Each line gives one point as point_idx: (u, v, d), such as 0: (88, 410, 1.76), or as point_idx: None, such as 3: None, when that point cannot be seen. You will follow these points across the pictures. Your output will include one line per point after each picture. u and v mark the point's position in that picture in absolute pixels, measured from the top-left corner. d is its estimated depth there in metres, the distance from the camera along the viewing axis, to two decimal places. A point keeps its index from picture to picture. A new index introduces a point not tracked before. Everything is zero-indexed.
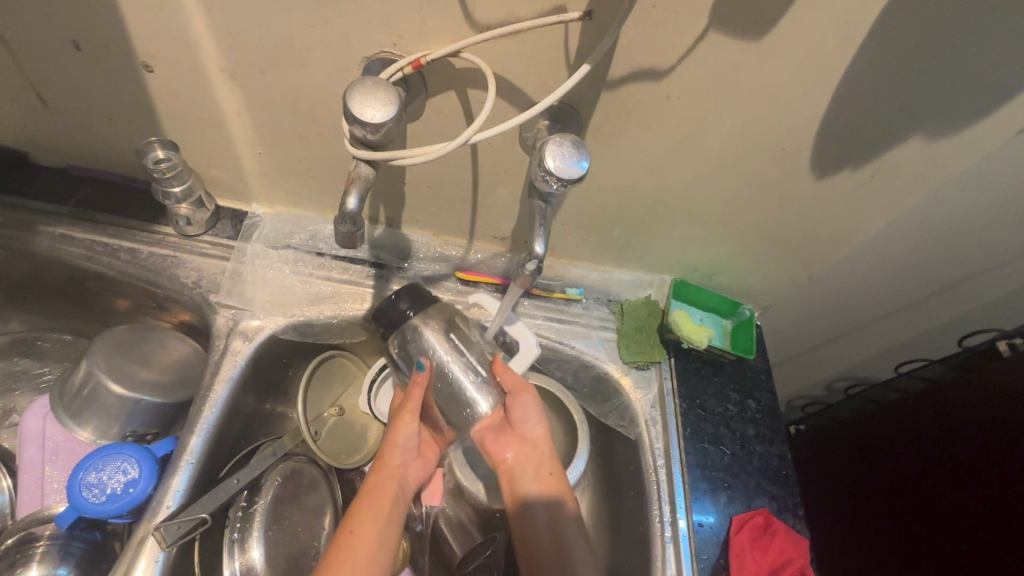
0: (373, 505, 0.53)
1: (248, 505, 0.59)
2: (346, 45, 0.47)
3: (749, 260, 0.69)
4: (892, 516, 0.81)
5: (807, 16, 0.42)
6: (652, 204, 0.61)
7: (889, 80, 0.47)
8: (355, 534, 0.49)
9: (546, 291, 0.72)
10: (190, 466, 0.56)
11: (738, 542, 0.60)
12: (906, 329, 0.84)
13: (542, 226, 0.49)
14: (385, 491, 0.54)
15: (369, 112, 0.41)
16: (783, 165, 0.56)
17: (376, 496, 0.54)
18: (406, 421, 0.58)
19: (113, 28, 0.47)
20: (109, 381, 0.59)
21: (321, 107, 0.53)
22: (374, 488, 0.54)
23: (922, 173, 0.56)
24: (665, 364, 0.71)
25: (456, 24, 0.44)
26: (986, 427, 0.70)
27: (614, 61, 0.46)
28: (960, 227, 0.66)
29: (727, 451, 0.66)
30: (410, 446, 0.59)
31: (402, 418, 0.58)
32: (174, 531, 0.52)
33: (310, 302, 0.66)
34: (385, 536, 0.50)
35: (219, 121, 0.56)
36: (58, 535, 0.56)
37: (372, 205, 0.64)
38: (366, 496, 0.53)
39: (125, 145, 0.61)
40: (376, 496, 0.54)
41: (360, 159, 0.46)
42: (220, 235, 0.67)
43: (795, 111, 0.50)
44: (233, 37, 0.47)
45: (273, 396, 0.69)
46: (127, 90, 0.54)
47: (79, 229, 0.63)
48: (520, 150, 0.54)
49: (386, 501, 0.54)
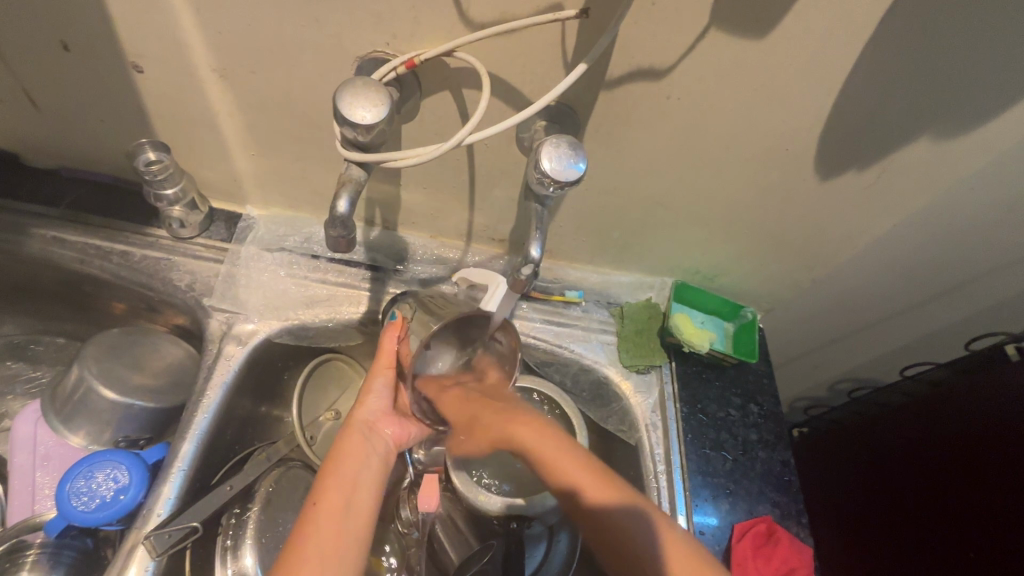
0: (338, 464, 0.49)
1: (241, 512, 0.58)
2: (338, 44, 0.46)
3: (751, 261, 0.68)
4: (895, 522, 0.80)
5: (811, 14, 0.41)
6: (653, 205, 0.60)
7: (898, 79, 0.46)
8: (319, 502, 0.46)
9: (545, 294, 0.71)
10: (181, 473, 0.55)
11: (741, 550, 0.58)
12: (911, 331, 0.83)
13: (538, 229, 0.48)
14: (354, 453, 0.50)
15: (360, 113, 0.40)
16: (787, 165, 0.54)
17: (343, 458, 0.50)
18: (378, 376, 0.55)
19: (101, 28, 0.47)
20: (101, 387, 0.58)
21: (314, 107, 0.52)
22: (343, 451, 0.50)
23: (929, 173, 0.55)
24: (666, 369, 0.70)
25: (449, 22, 0.43)
26: (992, 433, 0.69)
27: (613, 61, 0.45)
28: (968, 229, 0.64)
29: (729, 456, 0.65)
30: (382, 407, 0.55)
31: (376, 374, 0.55)
32: (164, 540, 0.51)
33: (304, 305, 0.65)
34: (355, 504, 0.47)
35: (211, 122, 0.55)
36: (48, 543, 0.55)
37: (367, 206, 0.63)
38: (341, 455, 0.50)
39: (117, 147, 0.60)
40: (344, 454, 0.50)
41: (351, 162, 0.45)
42: (214, 237, 0.66)
43: (799, 110, 0.49)
44: (223, 38, 0.46)
45: (268, 399, 0.68)
46: (117, 91, 0.53)
47: (71, 232, 0.63)
48: (517, 151, 0.53)
49: (359, 459, 0.50)
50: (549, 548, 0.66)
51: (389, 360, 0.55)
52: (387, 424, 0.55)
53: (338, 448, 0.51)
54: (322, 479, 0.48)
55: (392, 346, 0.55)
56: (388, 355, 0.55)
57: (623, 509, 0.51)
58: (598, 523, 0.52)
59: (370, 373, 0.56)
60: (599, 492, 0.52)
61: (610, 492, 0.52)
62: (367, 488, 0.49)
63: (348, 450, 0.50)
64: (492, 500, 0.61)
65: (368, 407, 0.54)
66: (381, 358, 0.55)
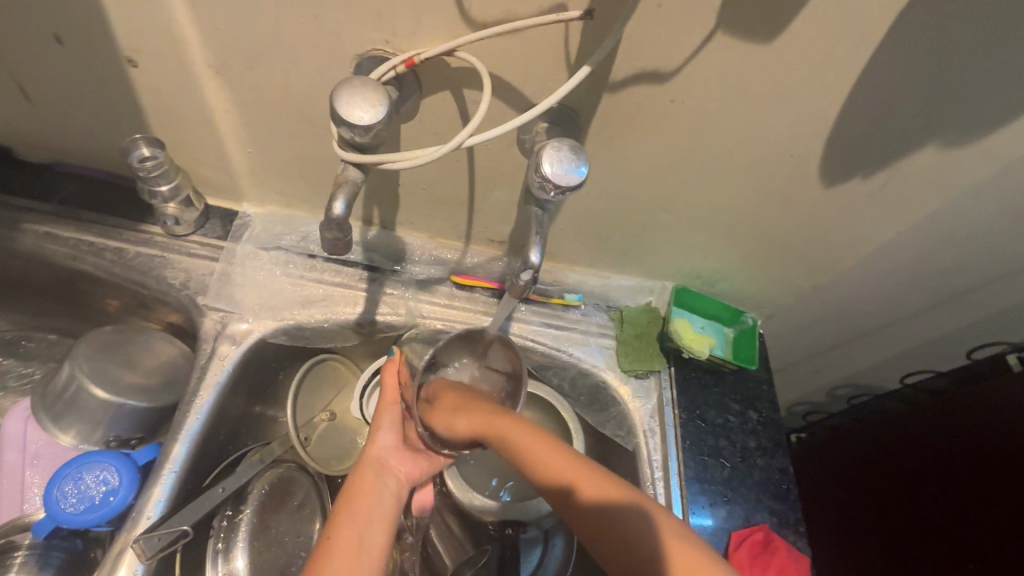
0: (350, 502, 0.48)
1: (233, 515, 0.58)
2: (338, 42, 0.45)
3: (754, 267, 0.67)
4: (892, 531, 0.79)
5: (818, 18, 0.40)
6: (654, 210, 0.59)
7: (909, 85, 0.45)
8: (335, 536, 0.45)
9: (544, 296, 0.70)
10: (172, 474, 0.55)
11: (737, 559, 0.58)
12: (912, 338, 0.82)
13: (539, 234, 0.47)
14: (365, 488, 0.49)
15: (358, 114, 0.39)
16: (791, 172, 0.54)
17: (355, 493, 0.49)
18: (386, 414, 0.56)
19: (95, 21, 0.46)
20: (92, 386, 0.57)
21: (312, 105, 0.51)
22: (344, 499, 0.48)
23: (935, 182, 0.54)
24: (664, 373, 0.69)
25: (451, 20, 0.42)
26: (991, 444, 0.68)
27: (616, 64, 0.44)
28: (974, 238, 0.63)
29: (727, 463, 0.64)
30: (393, 441, 0.54)
31: (382, 415, 0.56)
32: (154, 544, 0.50)
33: (299, 305, 0.64)
34: (359, 542, 0.45)
35: (206, 118, 0.54)
36: (37, 545, 0.54)
37: (366, 206, 0.62)
38: (347, 489, 0.50)
39: (112, 142, 0.60)
40: (354, 488, 0.49)
41: (348, 163, 0.44)
42: (210, 235, 0.65)
43: (807, 115, 0.48)
44: (219, 33, 0.45)
45: (262, 399, 0.68)
46: (111, 85, 0.52)
47: (64, 228, 0.62)
48: (518, 152, 0.53)
49: (374, 498, 0.49)
50: (544, 553, 0.65)
51: (393, 395, 0.57)
52: (401, 459, 0.54)
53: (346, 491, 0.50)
54: (336, 513, 0.47)
55: (393, 381, 0.57)
56: (392, 390, 0.57)
57: (605, 497, 0.43)
58: (631, 549, 0.41)
59: (378, 409, 0.57)
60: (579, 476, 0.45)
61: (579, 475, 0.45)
62: (374, 533, 0.46)
63: (357, 491, 0.49)
64: (483, 502, 0.62)
65: (379, 443, 0.54)
66: (387, 394, 0.57)
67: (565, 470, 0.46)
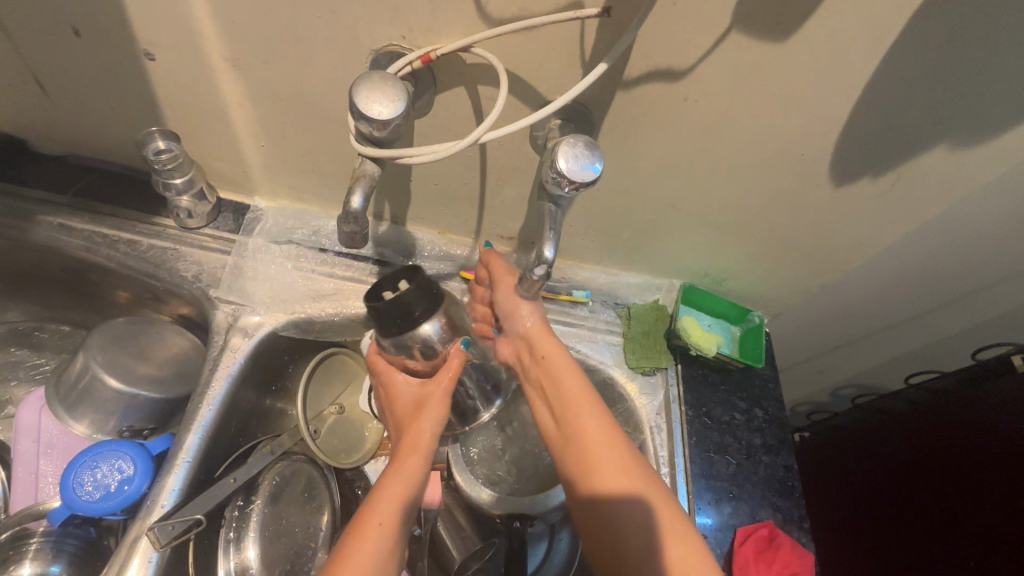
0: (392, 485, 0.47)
1: (244, 505, 0.58)
2: (355, 37, 0.45)
3: (761, 266, 0.68)
4: (896, 531, 0.80)
5: (832, 18, 0.41)
6: (663, 208, 0.60)
7: (921, 85, 0.45)
8: (373, 524, 0.45)
9: (552, 293, 0.71)
10: (185, 465, 0.56)
11: (742, 554, 0.58)
12: (917, 339, 0.83)
13: (553, 229, 0.47)
14: (405, 473, 0.48)
15: (376, 108, 0.39)
16: (802, 171, 0.54)
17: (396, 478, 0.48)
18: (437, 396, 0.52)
19: (114, 14, 0.46)
20: (106, 375, 0.57)
21: (327, 100, 0.51)
22: (387, 483, 0.47)
23: (944, 183, 0.54)
24: (671, 371, 0.69)
25: (467, 16, 0.42)
26: (993, 444, 0.69)
27: (631, 61, 0.45)
28: (981, 240, 0.64)
29: (733, 460, 0.65)
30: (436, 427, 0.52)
31: (434, 395, 0.52)
32: (168, 531, 0.51)
33: (310, 299, 0.65)
34: (396, 537, 0.46)
35: (221, 112, 0.55)
36: (51, 532, 0.54)
37: (377, 201, 0.63)
38: (390, 468, 0.49)
39: (126, 135, 0.60)
40: (399, 471, 0.48)
41: (364, 157, 0.44)
42: (221, 228, 0.66)
43: (818, 115, 0.48)
44: (236, 27, 0.46)
45: (273, 391, 0.68)
46: (128, 78, 0.52)
47: (78, 220, 0.62)
48: (530, 149, 0.53)
49: (408, 482, 0.48)
50: (549, 547, 0.65)
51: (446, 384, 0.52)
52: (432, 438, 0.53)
53: (390, 470, 0.48)
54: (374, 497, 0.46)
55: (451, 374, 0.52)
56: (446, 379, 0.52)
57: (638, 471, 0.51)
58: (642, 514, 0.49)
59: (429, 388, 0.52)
60: (617, 444, 0.51)
61: (614, 446, 0.51)
62: (408, 520, 0.47)
63: (399, 473, 0.48)
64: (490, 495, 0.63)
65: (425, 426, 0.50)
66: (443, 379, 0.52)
67: (608, 437, 0.51)
